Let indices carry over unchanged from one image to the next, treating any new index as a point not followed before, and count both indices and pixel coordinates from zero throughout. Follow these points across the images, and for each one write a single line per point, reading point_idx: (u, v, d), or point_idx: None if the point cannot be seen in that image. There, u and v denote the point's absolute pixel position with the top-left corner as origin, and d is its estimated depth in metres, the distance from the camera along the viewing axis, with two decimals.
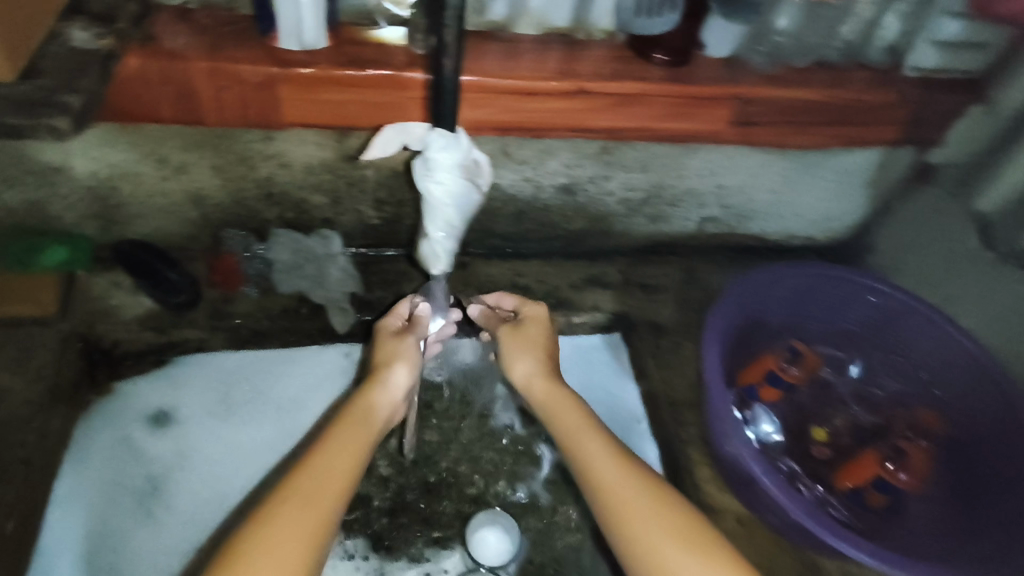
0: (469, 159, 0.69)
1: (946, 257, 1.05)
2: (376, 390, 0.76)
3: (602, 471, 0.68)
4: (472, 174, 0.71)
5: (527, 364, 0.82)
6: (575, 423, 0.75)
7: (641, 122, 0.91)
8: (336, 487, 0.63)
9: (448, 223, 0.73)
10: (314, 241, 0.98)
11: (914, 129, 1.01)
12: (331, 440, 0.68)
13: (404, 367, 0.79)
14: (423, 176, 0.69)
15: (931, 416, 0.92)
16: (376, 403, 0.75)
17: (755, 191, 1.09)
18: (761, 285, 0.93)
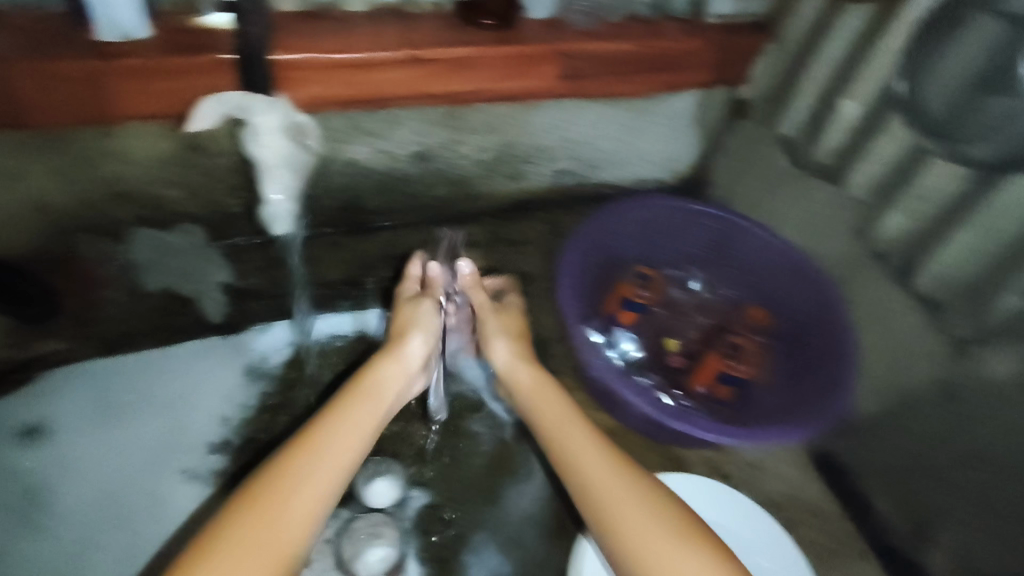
0: (289, 123, 0.89)
1: (764, 179, 1.19)
2: (387, 364, 0.85)
3: (589, 461, 0.77)
4: (294, 136, 0.91)
5: (502, 346, 0.93)
6: (561, 414, 0.84)
7: (479, 85, 0.98)
8: (335, 464, 0.71)
9: (278, 175, 0.93)
10: (175, 237, 0.99)
11: (725, 69, 1.13)
12: (339, 420, 0.75)
13: (416, 336, 0.88)
14: (253, 139, 0.88)
15: (760, 313, 1.06)
16: (384, 375, 0.84)
17: (598, 140, 1.18)
18: (606, 224, 1.03)
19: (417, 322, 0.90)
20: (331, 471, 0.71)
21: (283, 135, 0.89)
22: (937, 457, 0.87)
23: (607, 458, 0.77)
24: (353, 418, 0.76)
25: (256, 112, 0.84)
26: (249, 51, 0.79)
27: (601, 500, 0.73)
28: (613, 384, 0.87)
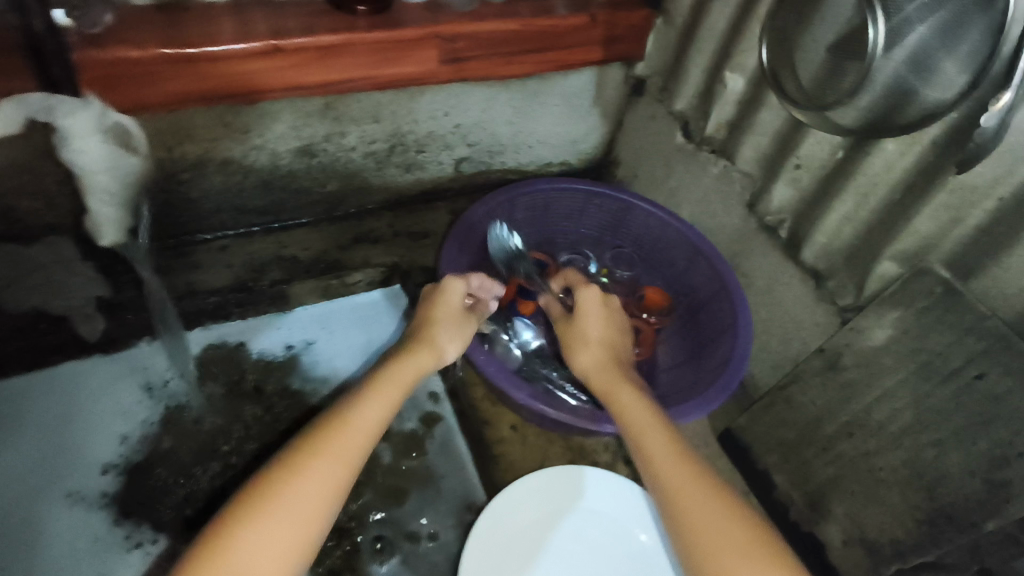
0: (106, 127, 0.83)
1: (662, 156, 1.17)
2: (424, 353, 0.79)
3: (670, 478, 0.68)
4: (120, 142, 0.86)
5: (588, 354, 0.82)
6: (643, 423, 0.74)
7: (352, 72, 0.93)
8: (353, 456, 0.68)
9: (102, 185, 0.88)
10: (36, 250, 0.93)
11: (615, 46, 1.11)
12: (365, 406, 0.71)
13: (454, 347, 0.82)
14: (63, 146, 0.83)
15: (654, 292, 1.06)
16: (414, 364, 0.78)
17: (493, 125, 1.15)
18: (496, 208, 1.01)
19: (449, 326, 0.82)
20: (349, 464, 0.67)
21: (100, 139, 0.84)
22: (824, 427, 0.85)
23: (673, 442, 0.71)
24: (372, 410, 0.72)
25: (63, 111, 0.79)
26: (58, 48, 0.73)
27: (677, 479, 0.68)
28: (501, 383, 0.82)
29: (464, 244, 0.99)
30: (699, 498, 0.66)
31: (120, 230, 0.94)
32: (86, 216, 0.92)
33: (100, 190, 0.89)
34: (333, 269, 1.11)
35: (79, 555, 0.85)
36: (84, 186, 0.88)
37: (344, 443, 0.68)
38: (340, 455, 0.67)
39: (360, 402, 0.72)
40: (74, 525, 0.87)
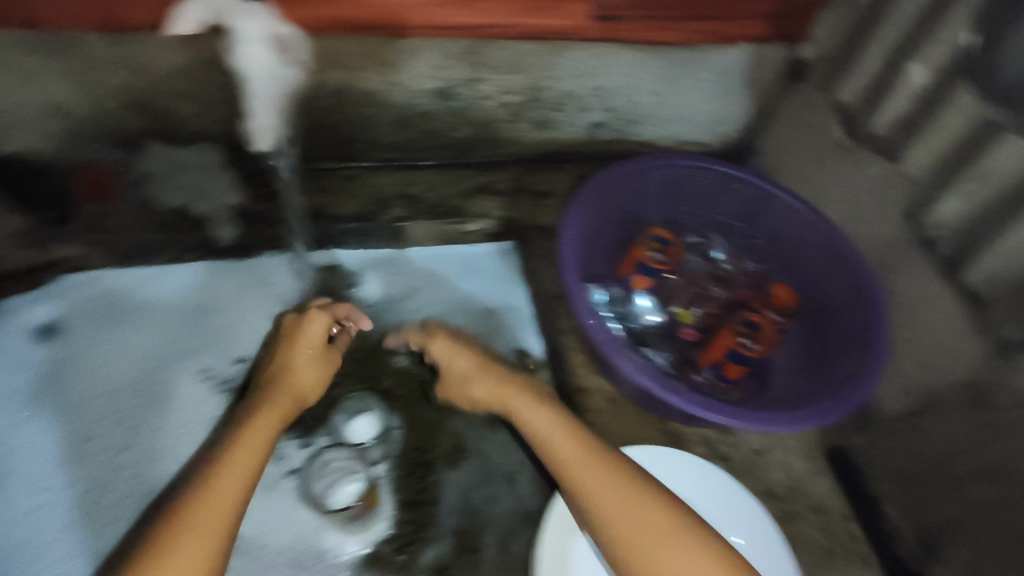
0: (274, 34, 0.86)
1: (814, 150, 1.09)
2: (279, 403, 0.77)
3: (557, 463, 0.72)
4: (281, 49, 0.87)
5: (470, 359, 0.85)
6: (543, 423, 0.76)
7: (501, 17, 0.92)
8: (231, 507, 0.66)
9: (261, 95, 0.90)
10: (189, 154, 0.96)
11: (781, 23, 1.04)
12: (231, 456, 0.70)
13: (318, 374, 0.83)
14: (233, 49, 0.85)
15: (783, 291, 0.97)
16: (279, 412, 0.76)
17: (636, 93, 1.10)
18: (626, 175, 0.97)
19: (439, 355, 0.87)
20: (234, 504, 0.66)
21: (266, 44, 0.86)
22: (955, 466, 0.79)
23: (597, 453, 0.72)
24: (245, 455, 0.70)
25: (234, 13, 0.82)
26: None
27: (602, 493, 0.68)
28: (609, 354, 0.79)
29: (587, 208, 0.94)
30: (614, 494, 0.68)
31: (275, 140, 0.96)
32: (243, 122, 0.94)
33: (258, 96, 0.90)
34: (448, 215, 1.13)
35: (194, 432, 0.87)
36: (246, 89, 0.90)
37: (224, 487, 0.67)
38: (225, 495, 0.66)
39: (236, 448, 0.71)
40: (197, 401, 0.90)
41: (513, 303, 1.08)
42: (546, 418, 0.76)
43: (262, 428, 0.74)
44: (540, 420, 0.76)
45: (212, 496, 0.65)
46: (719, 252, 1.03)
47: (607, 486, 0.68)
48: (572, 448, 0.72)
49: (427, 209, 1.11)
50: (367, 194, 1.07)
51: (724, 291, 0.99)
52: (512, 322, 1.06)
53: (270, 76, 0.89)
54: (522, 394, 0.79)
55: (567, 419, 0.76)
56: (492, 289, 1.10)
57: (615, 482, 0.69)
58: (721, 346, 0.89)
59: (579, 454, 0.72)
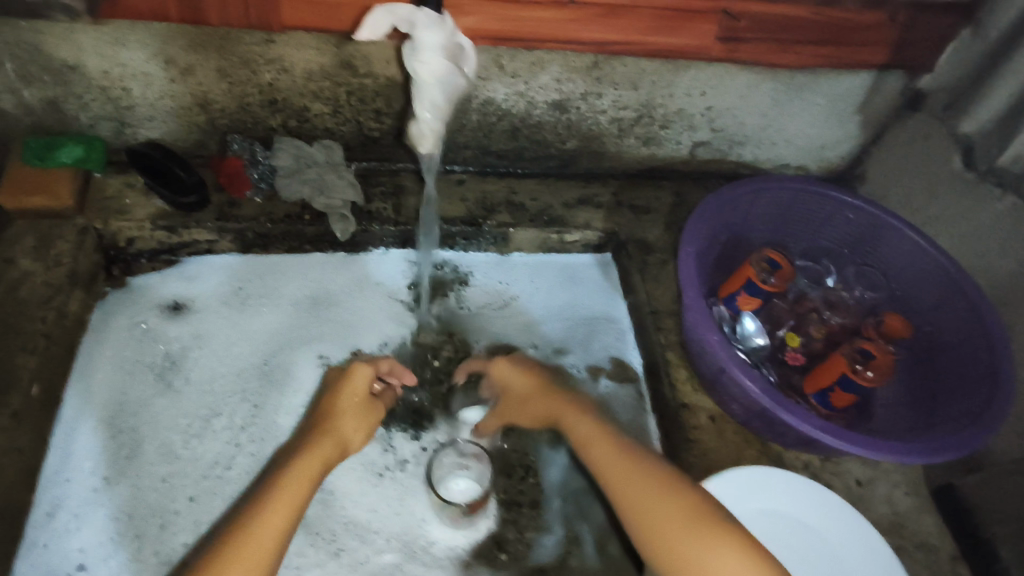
0: (452, 43, 0.75)
1: (926, 180, 1.07)
2: (327, 443, 0.78)
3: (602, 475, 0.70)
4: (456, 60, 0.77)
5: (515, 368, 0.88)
6: (584, 430, 0.76)
7: (628, 35, 0.93)
8: (277, 534, 0.65)
9: (433, 102, 0.77)
10: (316, 149, 1.02)
11: (899, 52, 1.02)
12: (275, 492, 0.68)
13: (360, 432, 0.83)
14: (410, 58, 0.74)
15: (897, 321, 0.92)
16: (319, 453, 0.76)
17: (745, 114, 1.11)
18: (738, 195, 0.96)
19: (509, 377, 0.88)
20: (276, 535, 0.65)
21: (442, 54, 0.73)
22: None
23: (619, 449, 0.71)
24: (289, 491, 0.69)
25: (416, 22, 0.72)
26: None
27: (625, 488, 0.67)
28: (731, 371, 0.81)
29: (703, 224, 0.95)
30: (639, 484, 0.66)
31: (439, 144, 0.81)
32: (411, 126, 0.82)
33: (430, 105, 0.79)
34: (553, 224, 1.11)
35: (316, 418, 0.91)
36: (416, 91, 0.77)
37: (268, 519, 0.65)
38: (268, 528, 0.65)
39: (281, 482, 0.70)
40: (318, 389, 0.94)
41: (613, 315, 1.10)
42: (591, 438, 0.74)
43: (304, 471, 0.72)
44: (591, 438, 0.74)
45: (253, 526, 0.64)
46: (831, 279, 1.02)
47: (650, 495, 0.64)
48: (615, 466, 0.69)
49: (529, 215, 1.11)
50: (480, 198, 1.10)
51: (838, 317, 0.97)
52: (611, 333, 1.07)
53: (446, 85, 0.76)
54: (570, 410, 0.79)
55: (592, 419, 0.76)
56: (591, 300, 1.11)
57: (650, 488, 0.65)
58: (835, 370, 0.87)
59: (624, 471, 0.68)
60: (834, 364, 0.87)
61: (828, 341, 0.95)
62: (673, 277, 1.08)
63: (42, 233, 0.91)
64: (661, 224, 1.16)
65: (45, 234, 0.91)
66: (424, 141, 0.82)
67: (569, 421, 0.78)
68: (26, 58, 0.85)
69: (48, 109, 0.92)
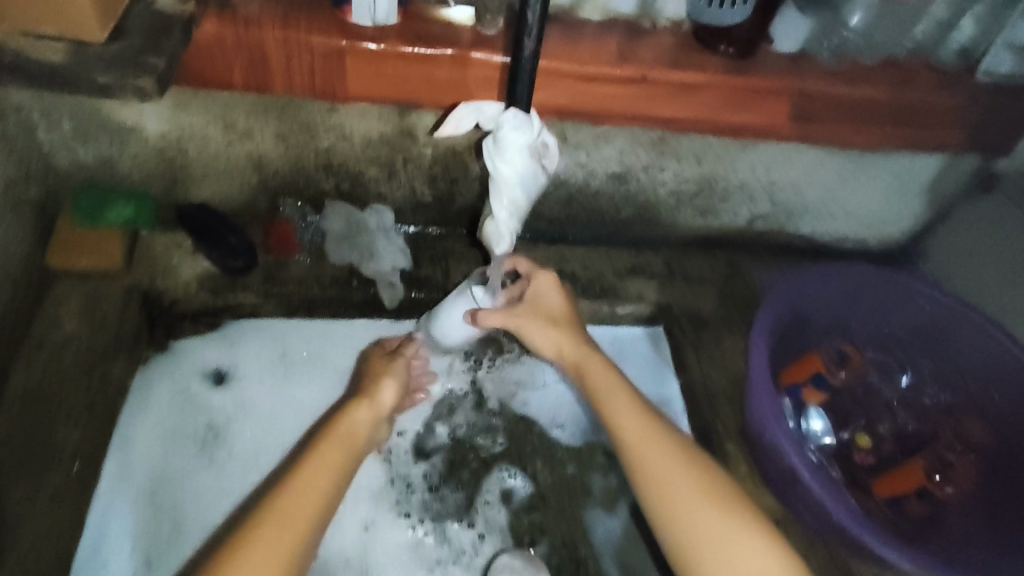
0: (538, 141, 0.71)
1: (1001, 269, 1.02)
2: (362, 408, 0.84)
3: (651, 468, 0.74)
4: (537, 158, 0.73)
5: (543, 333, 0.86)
6: (627, 414, 0.78)
7: (699, 113, 0.89)
8: (313, 493, 0.72)
9: (513, 202, 0.74)
10: (367, 215, 0.99)
11: (978, 137, 0.96)
12: (310, 459, 0.76)
13: (389, 386, 0.89)
14: (493, 155, 0.72)
15: (979, 428, 0.92)
16: (358, 420, 0.83)
17: (809, 188, 1.07)
18: (808, 281, 0.95)
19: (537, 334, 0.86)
20: (313, 503, 0.71)
21: (526, 154, 0.71)
22: None
23: (663, 443, 0.75)
24: (326, 456, 0.77)
25: (504, 126, 0.68)
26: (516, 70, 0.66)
27: (662, 473, 0.73)
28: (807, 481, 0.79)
29: (777, 310, 0.94)
30: (680, 478, 0.72)
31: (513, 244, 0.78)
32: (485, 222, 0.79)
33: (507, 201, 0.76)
34: (606, 296, 1.07)
35: (363, 501, 0.90)
36: (494, 188, 0.74)
37: (307, 481, 0.73)
38: (314, 485, 0.73)
39: (323, 447, 0.78)
40: (366, 469, 0.92)
41: (666, 394, 1.04)
42: (643, 435, 0.76)
43: (340, 438, 0.79)
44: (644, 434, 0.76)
45: (303, 488, 0.72)
46: (904, 378, 0.99)
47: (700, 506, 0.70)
48: (669, 469, 0.73)
49: (580, 285, 1.07)
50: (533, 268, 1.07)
51: (914, 424, 0.95)
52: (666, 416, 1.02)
53: (526, 185, 0.73)
54: (618, 398, 0.80)
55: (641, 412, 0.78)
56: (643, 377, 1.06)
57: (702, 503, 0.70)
58: (911, 481, 0.85)
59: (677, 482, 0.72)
60: (908, 471, 0.86)
61: (897, 443, 0.94)
62: (728, 358, 1.03)
63: (87, 294, 0.89)
64: (715, 296, 1.09)
65: (91, 295, 0.89)
66: (497, 238, 0.79)
67: (617, 410, 0.79)
68: (84, 118, 0.83)
69: (101, 166, 0.90)
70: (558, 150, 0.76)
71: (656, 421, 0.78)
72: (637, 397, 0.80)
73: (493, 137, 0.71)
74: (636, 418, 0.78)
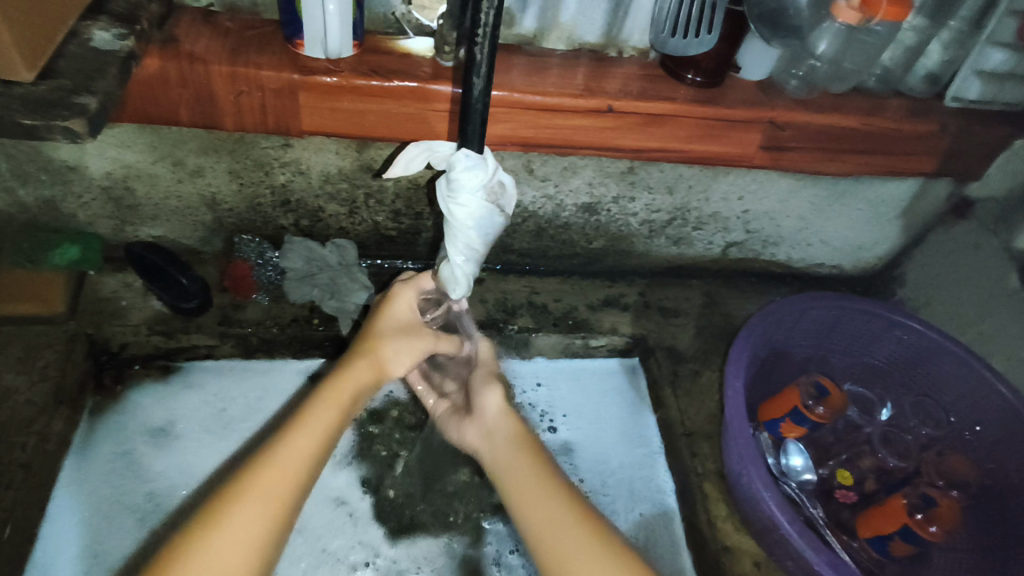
0: (493, 180, 0.68)
1: (977, 295, 0.99)
2: (362, 366, 0.72)
3: (557, 516, 0.64)
4: (494, 200, 0.69)
5: (490, 401, 0.78)
6: (526, 465, 0.71)
7: (668, 142, 0.86)
8: (294, 467, 0.59)
9: (469, 247, 0.71)
10: (328, 251, 0.95)
11: (951, 162, 0.94)
12: (303, 416, 0.64)
13: (396, 350, 0.75)
14: (447, 198, 0.68)
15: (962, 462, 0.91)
16: (355, 378, 0.71)
17: (783, 217, 1.05)
18: (787, 312, 0.92)
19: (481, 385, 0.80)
20: (297, 469, 0.59)
21: (482, 195, 0.67)
22: None
23: (568, 499, 0.66)
24: (318, 417, 0.65)
25: (455, 167, 0.65)
26: (467, 116, 0.63)
27: (563, 539, 0.62)
28: (787, 529, 0.75)
29: (756, 343, 0.90)
30: (572, 526, 0.63)
31: (469, 289, 0.74)
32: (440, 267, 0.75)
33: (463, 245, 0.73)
34: (579, 329, 1.03)
35: (322, 570, 0.83)
36: (448, 232, 0.70)
37: (297, 446, 0.61)
38: (303, 448, 0.61)
39: (316, 404, 0.66)
40: (326, 533, 0.86)
41: (642, 434, 1.01)
42: (535, 488, 0.67)
43: (336, 396, 0.68)
44: (530, 483, 0.68)
45: (292, 446, 0.61)
46: (884, 412, 0.98)
47: (578, 538, 0.62)
48: (550, 513, 0.64)
49: (552, 317, 1.04)
50: (504, 300, 1.04)
51: (895, 459, 0.93)
52: (641, 455, 0.99)
53: (483, 227, 0.69)
54: (519, 454, 0.72)
55: (543, 468, 0.70)
56: (619, 412, 1.03)
57: (574, 530, 0.62)
58: (891, 521, 0.81)
59: (553, 519, 0.64)
60: (888, 508, 0.83)
61: (879, 478, 0.92)
62: (706, 394, 1.00)
63: (27, 343, 0.84)
64: (691, 327, 1.07)
65: (31, 344, 0.84)
66: (452, 283, 0.75)
67: (515, 467, 0.71)
68: (20, 160, 0.80)
69: (43, 207, 0.86)
70: (515, 187, 0.72)
71: (559, 475, 0.69)
72: (541, 446, 0.74)
73: (446, 178, 0.67)
74: (529, 461, 0.71)
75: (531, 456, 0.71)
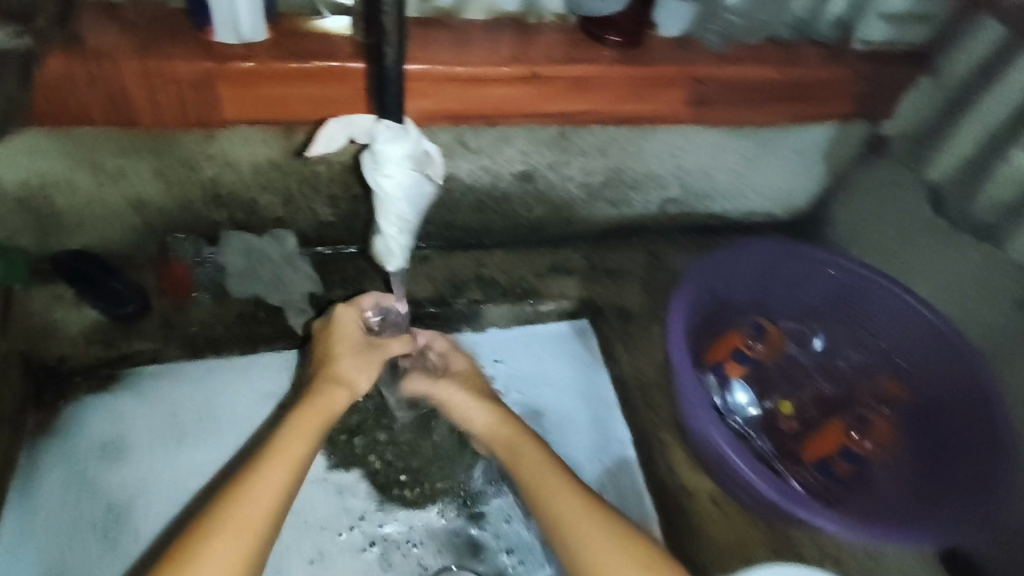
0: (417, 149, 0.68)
1: (899, 226, 1.05)
2: (331, 388, 0.78)
3: (565, 509, 0.71)
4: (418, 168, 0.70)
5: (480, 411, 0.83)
6: (532, 462, 0.77)
7: (596, 105, 0.88)
8: (263, 505, 0.64)
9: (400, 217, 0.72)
10: (267, 241, 0.94)
11: (864, 103, 0.99)
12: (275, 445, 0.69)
13: (357, 366, 0.81)
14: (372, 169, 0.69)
15: (895, 385, 0.97)
16: (324, 400, 0.76)
17: (714, 170, 1.08)
18: (722, 261, 0.96)
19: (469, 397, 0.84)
20: (269, 503, 0.64)
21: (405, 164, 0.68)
22: None
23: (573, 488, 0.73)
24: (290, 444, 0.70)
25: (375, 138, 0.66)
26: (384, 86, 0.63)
27: (578, 525, 0.69)
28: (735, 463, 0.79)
29: (698, 294, 0.94)
30: (581, 510, 0.70)
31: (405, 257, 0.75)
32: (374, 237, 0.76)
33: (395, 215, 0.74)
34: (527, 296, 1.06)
35: (305, 536, 0.84)
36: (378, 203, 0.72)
37: (264, 481, 0.65)
38: (273, 474, 0.66)
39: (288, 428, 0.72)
40: (307, 501, 0.87)
41: (599, 391, 1.04)
42: (543, 484, 0.74)
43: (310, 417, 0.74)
44: (543, 481, 0.74)
45: (260, 476, 0.66)
46: (817, 341, 1.04)
47: (583, 519, 0.70)
48: (560, 503, 0.71)
49: (502, 289, 1.06)
50: (451, 275, 1.05)
51: (829, 387, 1.00)
52: (598, 411, 1.02)
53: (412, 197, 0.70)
54: (519, 454, 0.78)
55: (545, 462, 0.76)
56: (575, 374, 1.06)
57: (582, 513, 0.70)
58: (835, 440, 0.89)
59: (563, 511, 0.71)
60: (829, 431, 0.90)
61: (818, 408, 0.98)
62: (654, 346, 1.04)
63: None
64: (637, 285, 1.10)
65: None
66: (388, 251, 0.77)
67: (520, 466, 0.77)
68: None
69: None
70: (441, 155, 0.73)
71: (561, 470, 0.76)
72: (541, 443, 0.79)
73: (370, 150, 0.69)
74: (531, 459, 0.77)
75: (530, 451, 0.78)
